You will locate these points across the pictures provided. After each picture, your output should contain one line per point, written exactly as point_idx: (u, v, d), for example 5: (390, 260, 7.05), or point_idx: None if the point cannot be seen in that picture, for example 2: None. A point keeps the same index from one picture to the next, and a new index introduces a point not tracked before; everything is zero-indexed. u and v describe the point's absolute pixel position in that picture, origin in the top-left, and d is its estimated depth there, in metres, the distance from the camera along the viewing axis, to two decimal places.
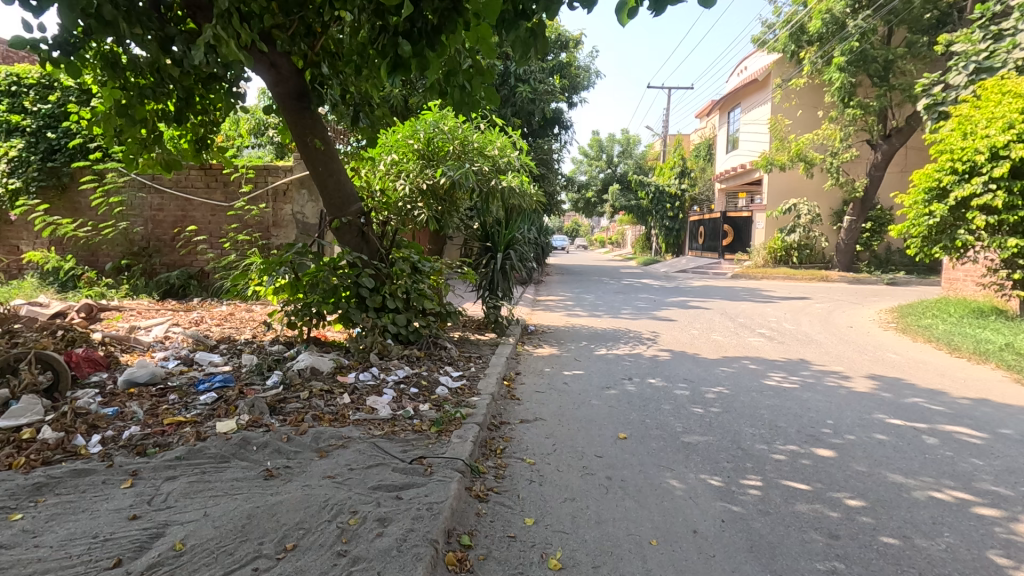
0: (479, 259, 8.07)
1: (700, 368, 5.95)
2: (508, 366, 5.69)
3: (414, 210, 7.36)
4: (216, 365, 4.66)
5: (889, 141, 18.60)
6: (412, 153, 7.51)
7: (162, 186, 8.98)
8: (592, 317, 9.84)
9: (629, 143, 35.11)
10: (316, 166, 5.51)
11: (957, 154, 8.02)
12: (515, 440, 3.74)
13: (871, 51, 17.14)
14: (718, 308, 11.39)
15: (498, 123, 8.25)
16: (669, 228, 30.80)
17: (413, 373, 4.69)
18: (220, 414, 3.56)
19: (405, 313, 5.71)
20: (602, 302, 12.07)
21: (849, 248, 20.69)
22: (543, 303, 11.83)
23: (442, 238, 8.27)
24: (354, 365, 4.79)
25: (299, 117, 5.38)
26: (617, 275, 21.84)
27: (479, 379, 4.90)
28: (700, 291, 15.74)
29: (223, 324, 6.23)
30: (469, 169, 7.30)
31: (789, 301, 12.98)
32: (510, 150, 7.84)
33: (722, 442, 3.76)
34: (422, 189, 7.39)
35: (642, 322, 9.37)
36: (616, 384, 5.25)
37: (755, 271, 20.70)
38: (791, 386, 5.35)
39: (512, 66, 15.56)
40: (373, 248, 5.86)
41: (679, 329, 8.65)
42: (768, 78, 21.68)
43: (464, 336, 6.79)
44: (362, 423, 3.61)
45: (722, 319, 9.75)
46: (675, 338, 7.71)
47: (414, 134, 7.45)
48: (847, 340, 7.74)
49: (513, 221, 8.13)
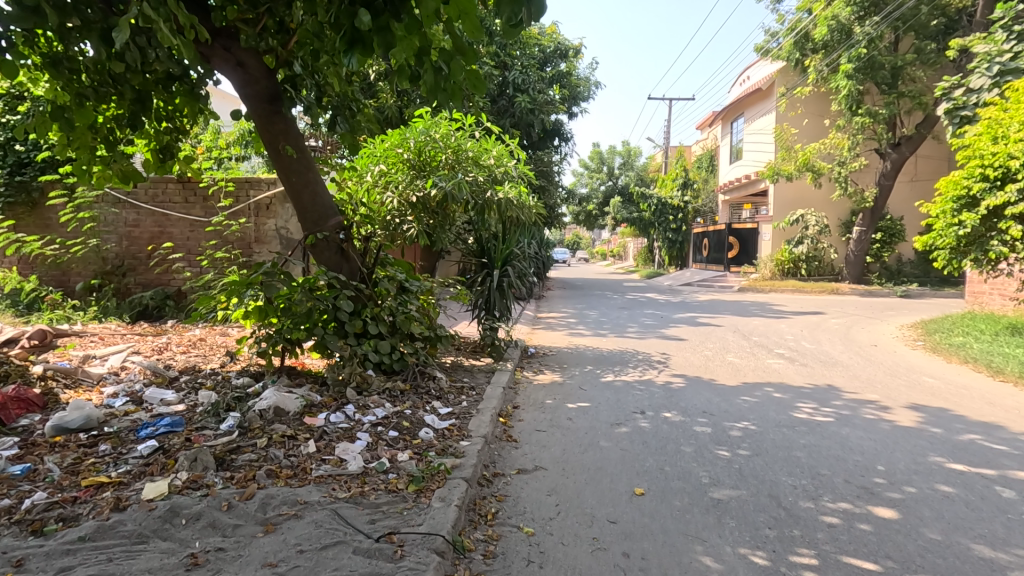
0: (474, 277, 7.47)
1: (719, 398, 5.32)
2: (505, 399, 5.08)
3: (404, 224, 6.78)
4: (167, 404, 4.07)
5: (899, 149, 18.15)
6: (401, 164, 6.96)
7: (137, 200, 8.46)
8: (596, 336, 9.23)
9: (630, 155, 34.74)
10: (291, 176, 4.92)
11: (987, 160, 7.46)
12: (510, 499, 3.11)
13: (879, 58, 16.69)
14: (729, 325, 10.78)
15: (494, 130, 7.71)
16: (672, 240, 30.28)
17: (394, 412, 4.08)
18: (153, 472, 2.96)
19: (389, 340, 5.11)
20: (607, 319, 11.46)
21: (859, 259, 20.10)
22: (544, 320, 11.22)
23: (435, 254, 7.69)
24: (327, 403, 4.17)
25: (271, 122, 4.80)
26: (620, 289, 21.27)
27: (470, 418, 4.28)
28: (708, 305, 15.11)
29: (189, 351, 5.65)
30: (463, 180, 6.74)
31: (803, 317, 12.36)
32: (507, 159, 7.30)
33: (758, 500, 3.13)
34: (412, 202, 6.82)
35: (650, 341, 8.76)
36: (628, 420, 4.62)
37: (762, 284, 20.09)
38: (825, 419, 4.73)
39: (510, 76, 15.10)
40: (354, 268, 5.25)
41: (691, 349, 8.03)
42: (772, 87, 21.37)
43: (458, 362, 6.18)
44: (326, 481, 3.00)
45: (735, 338, 9.12)
46: (688, 361, 7.09)
47: (404, 143, 6.91)
48: (876, 362, 7.12)
49: (511, 236, 7.57)
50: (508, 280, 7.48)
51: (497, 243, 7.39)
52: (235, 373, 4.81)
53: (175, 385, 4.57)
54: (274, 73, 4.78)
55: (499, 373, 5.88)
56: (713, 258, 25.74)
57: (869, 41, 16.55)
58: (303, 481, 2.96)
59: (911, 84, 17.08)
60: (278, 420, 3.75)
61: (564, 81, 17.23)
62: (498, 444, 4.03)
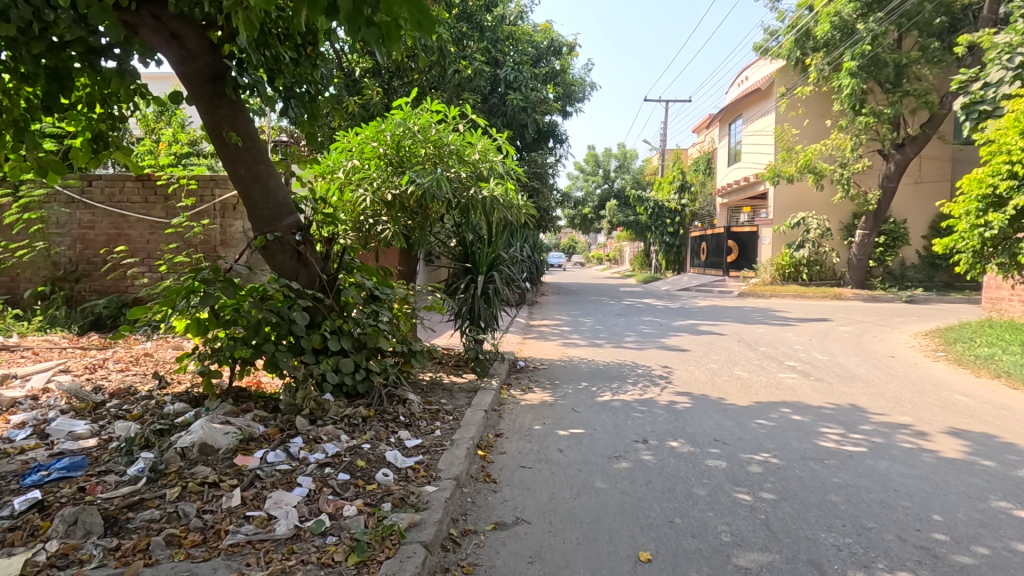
0: (457, 283, 6.79)
1: (731, 422, 4.66)
2: (486, 426, 4.40)
3: (378, 225, 6.24)
4: (76, 439, 3.39)
5: (903, 150, 17.67)
6: (377, 159, 6.35)
7: (92, 200, 7.78)
8: (592, 346, 8.58)
9: (626, 158, 34.27)
10: (237, 168, 4.27)
11: (1014, 155, 6.84)
12: (481, 569, 2.46)
13: (883, 56, 16.14)
14: (733, 334, 10.14)
15: (481, 123, 7.06)
16: (670, 244, 29.69)
17: (349, 448, 3.41)
18: (16, 542, 2.30)
19: (352, 357, 4.44)
20: (603, 327, 10.81)
21: (862, 263, 19.54)
22: (537, 329, 10.56)
23: (415, 258, 7.05)
24: (270, 436, 3.50)
25: (213, 104, 4.15)
26: (617, 294, 20.67)
27: (441, 453, 3.61)
28: (708, 312, 14.50)
29: (128, 369, 4.97)
30: (443, 176, 6.08)
31: (809, 324, 11.75)
32: (494, 154, 6.67)
33: (795, 568, 2.47)
34: (387, 200, 6.19)
35: (650, 353, 8.11)
36: (628, 452, 3.95)
37: (763, 290, 19.53)
38: (855, 449, 4.09)
39: (502, 72, 14.48)
40: (312, 273, 4.55)
41: (695, 361, 7.39)
42: (772, 87, 20.89)
43: (436, 379, 5.52)
44: (241, 552, 2.32)
45: (741, 348, 8.49)
46: (692, 376, 6.45)
47: (380, 136, 6.31)
48: (898, 376, 6.49)
49: (498, 237, 6.87)
50: (494, 287, 6.78)
51: (483, 246, 6.69)
52: (170, 397, 4.14)
53: (97, 413, 3.91)
54: (217, 49, 4.16)
55: (481, 393, 5.20)
56: (711, 262, 25.17)
57: (873, 38, 16.02)
58: (212, 552, 2.31)
59: (916, 82, 16.57)
60: (200, 461, 3.08)
61: (559, 79, 16.63)
62: (472, 486, 3.36)
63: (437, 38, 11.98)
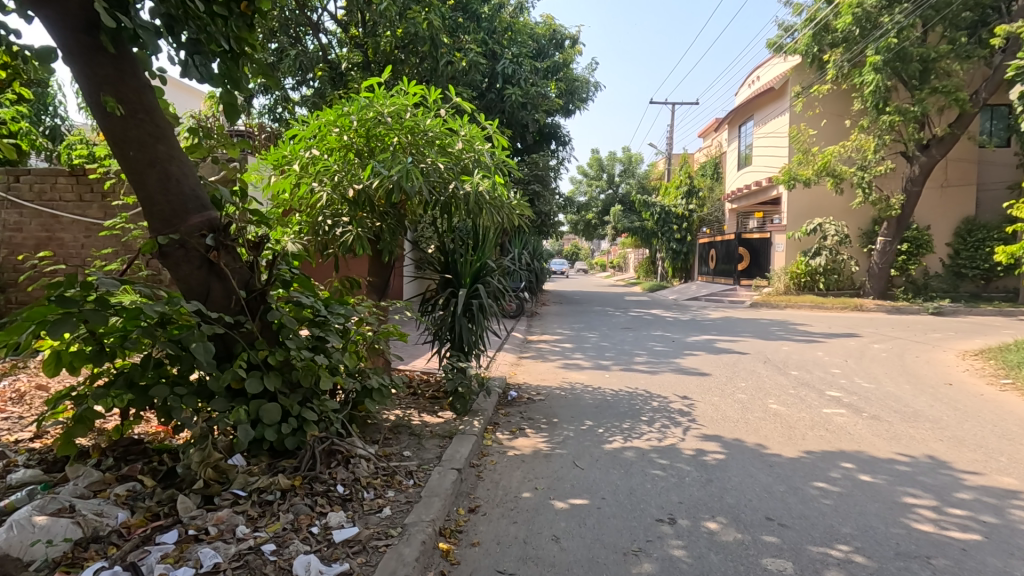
0: (435, 299, 5.61)
1: (783, 487, 3.52)
2: (456, 497, 3.28)
3: (337, 227, 5.16)
4: None
5: (929, 152, 16.62)
6: (342, 148, 5.36)
7: (19, 198, 6.75)
8: (597, 369, 7.45)
9: (631, 162, 33.25)
10: (125, 148, 3.17)
11: None
12: None
13: (911, 49, 15.04)
14: (756, 352, 9.00)
15: (467, 108, 5.98)
16: (678, 250, 28.02)
17: (238, 556, 2.30)
18: None
19: (281, 400, 3.34)
20: (608, 344, 9.67)
21: (883, 272, 18.44)
22: (535, 346, 9.41)
23: (388, 268, 5.93)
24: (130, 530, 2.41)
25: (89, 61, 3.05)
26: (621, 304, 19.51)
27: (382, 554, 2.49)
28: (723, 324, 13.35)
29: (6, 409, 3.92)
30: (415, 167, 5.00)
31: (837, 340, 10.59)
32: (481, 144, 5.56)
33: None
34: (348, 197, 5.15)
35: (665, 378, 6.96)
36: (650, 543, 2.82)
37: (777, 300, 18.40)
38: (965, 536, 2.93)
39: (500, 65, 13.41)
40: (227, 287, 3.41)
41: (719, 390, 6.25)
42: (785, 86, 19.89)
43: (403, 419, 4.43)
44: None
45: (769, 371, 7.33)
46: (720, 412, 5.30)
47: (347, 122, 5.26)
48: (970, 413, 5.33)
49: (489, 243, 5.69)
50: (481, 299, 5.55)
51: (461, 249, 5.48)
52: (25, 458, 3.07)
53: None
54: None
55: (453, 440, 4.12)
56: (720, 270, 24.01)
57: (899, 31, 14.95)
58: None
59: (945, 78, 15.45)
60: None
61: (561, 75, 15.59)
62: None
63: (428, 26, 10.94)
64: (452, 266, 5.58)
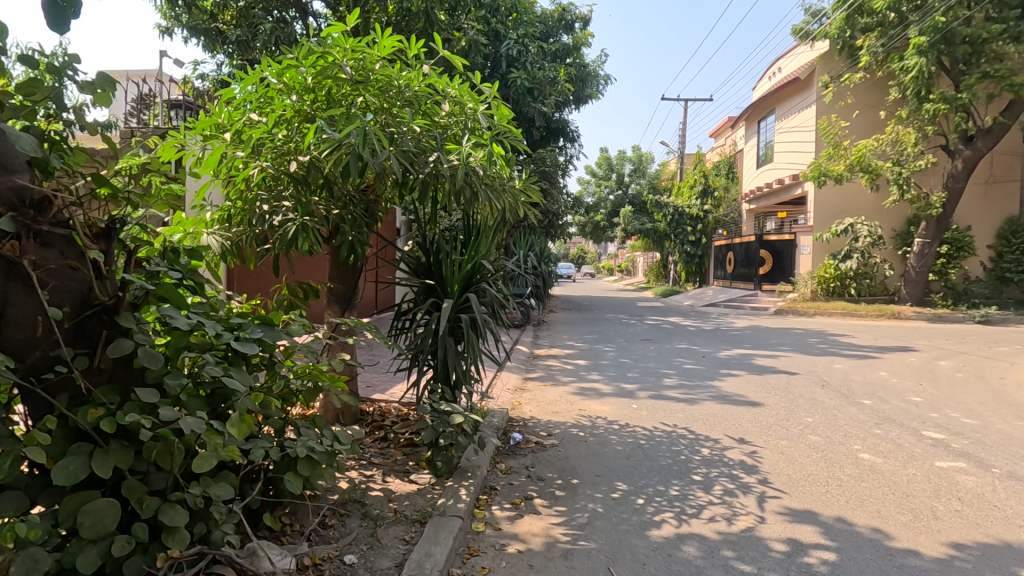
0: (412, 311, 4.18)
1: None
2: None
3: (276, 215, 3.79)
4: None
5: (974, 144, 15.19)
6: (286, 110, 4.00)
7: None
8: (621, 395, 6.10)
9: (641, 161, 32.05)
10: None
11: None
12: None
13: (959, 29, 13.61)
14: (806, 371, 7.60)
15: (457, 63, 4.60)
16: (691, 254, 26.80)
17: None
18: None
19: (126, 492, 1.99)
20: (630, 361, 8.27)
21: (921, 276, 17.03)
22: (543, 363, 8.04)
23: (354, 270, 4.55)
24: None
25: None
26: (635, 311, 18.12)
27: None
28: (753, 335, 11.94)
29: None
30: (377, 132, 3.62)
31: (894, 355, 9.15)
32: (474, 103, 4.14)
33: None
34: (289, 173, 3.78)
35: (708, 409, 5.57)
36: None
37: (805, 306, 16.99)
38: None
39: (504, 46, 12.14)
40: (38, 302, 2.01)
41: (781, 429, 4.87)
42: (812, 77, 18.54)
43: (355, 489, 3.06)
44: None
45: (834, 400, 5.93)
46: (797, 468, 3.91)
47: (298, 79, 3.91)
48: None
49: (486, 236, 4.22)
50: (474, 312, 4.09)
51: (442, 241, 4.01)
52: None
53: None
54: None
55: (427, 527, 2.77)
56: (739, 274, 22.55)
57: (947, 10, 13.53)
58: None
59: (997, 62, 13.99)
60: None
61: (571, 59, 14.26)
62: None
63: None
64: (434, 266, 4.14)
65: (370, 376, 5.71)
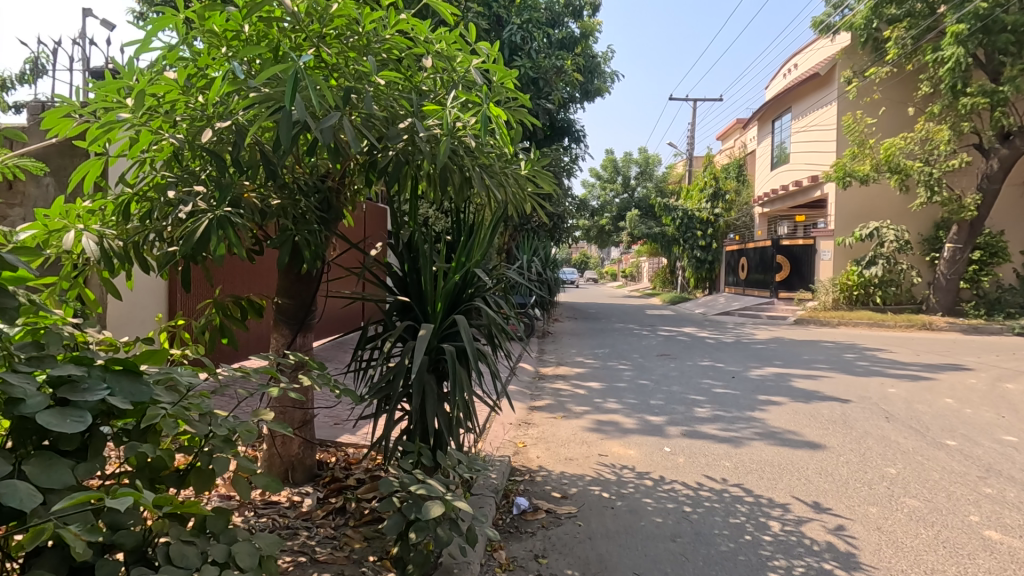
0: (378, 339, 3.05)
1: None
2: None
3: (178, 202, 2.67)
4: None
5: (1012, 142, 14.13)
6: (209, 59, 2.87)
7: None
8: (648, 432, 5.02)
9: (648, 163, 31.08)
10: None
11: None
12: None
13: (1001, 17, 12.57)
14: (858, 397, 6.52)
15: (448, 11, 3.53)
16: (701, 259, 25.71)
17: None
18: None
19: None
20: (651, 383, 7.18)
21: (952, 284, 15.96)
22: (551, 387, 6.95)
23: (307, 280, 3.47)
24: None
25: None
26: (645, 319, 17.05)
27: None
28: (780, 348, 10.84)
29: None
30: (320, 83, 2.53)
31: (950, 375, 8.03)
32: (466, 55, 3.04)
33: None
34: (201, 145, 2.68)
35: (759, 453, 4.47)
36: None
37: (827, 315, 15.93)
38: None
39: (508, 31, 11.10)
40: None
41: (861, 486, 3.78)
42: (832, 72, 17.55)
43: None
44: None
45: (910, 440, 4.84)
46: (911, 559, 2.82)
47: (230, 28, 2.77)
48: None
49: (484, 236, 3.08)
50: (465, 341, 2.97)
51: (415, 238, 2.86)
52: None
53: None
54: None
55: None
56: (752, 281, 21.45)
57: None
58: None
59: None
60: None
61: (579, 48, 13.23)
62: None
63: None
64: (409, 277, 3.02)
65: (343, 411, 4.82)
